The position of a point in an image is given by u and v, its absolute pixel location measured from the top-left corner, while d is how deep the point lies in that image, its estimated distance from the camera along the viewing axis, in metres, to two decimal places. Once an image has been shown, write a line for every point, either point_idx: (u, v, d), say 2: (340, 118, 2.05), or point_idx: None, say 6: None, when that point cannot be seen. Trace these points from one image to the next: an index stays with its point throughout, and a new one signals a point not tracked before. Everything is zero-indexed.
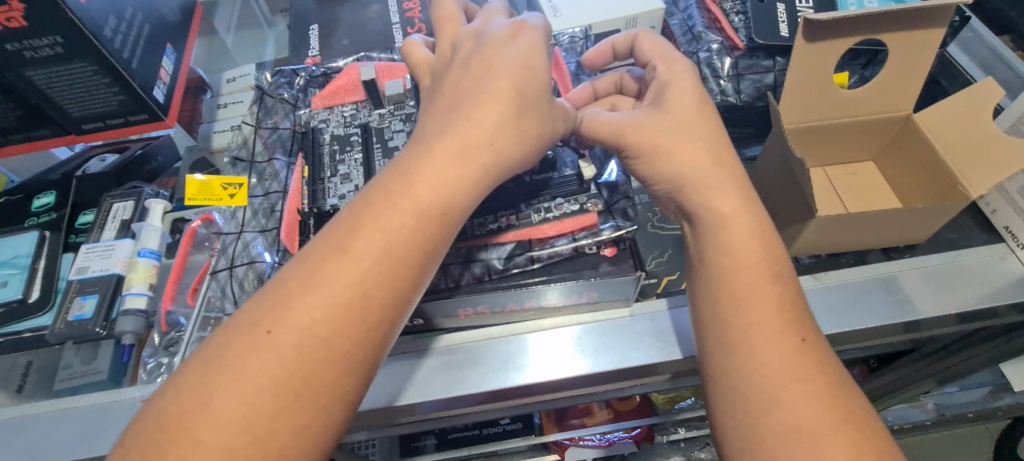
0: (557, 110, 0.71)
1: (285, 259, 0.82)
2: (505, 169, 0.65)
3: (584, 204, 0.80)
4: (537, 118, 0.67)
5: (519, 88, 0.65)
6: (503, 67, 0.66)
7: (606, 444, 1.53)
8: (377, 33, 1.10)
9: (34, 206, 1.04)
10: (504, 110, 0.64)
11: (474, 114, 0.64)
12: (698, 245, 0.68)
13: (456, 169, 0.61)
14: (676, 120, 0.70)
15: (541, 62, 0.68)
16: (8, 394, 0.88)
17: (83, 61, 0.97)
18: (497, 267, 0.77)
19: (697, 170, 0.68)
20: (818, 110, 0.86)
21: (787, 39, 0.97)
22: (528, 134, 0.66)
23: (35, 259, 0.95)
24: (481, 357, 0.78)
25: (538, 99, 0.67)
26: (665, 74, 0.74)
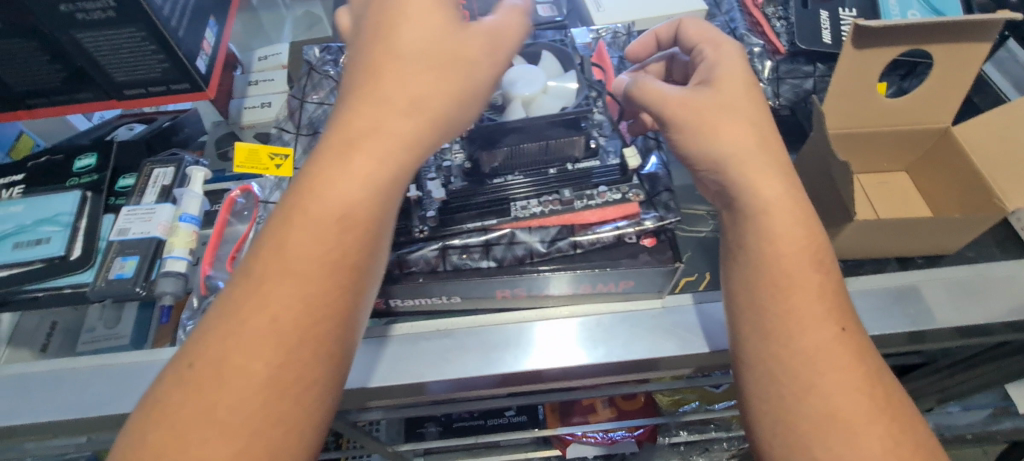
0: (474, 55, 0.66)
1: None
2: (436, 121, 0.64)
3: (626, 193, 0.80)
4: (462, 69, 0.65)
5: (418, 47, 0.63)
6: (392, 56, 0.62)
7: (608, 442, 1.55)
8: None
9: (75, 167, 1.04)
10: (421, 70, 0.63)
11: (387, 89, 0.62)
12: (739, 230, 0.69)
13: (383, 153, 0.61)
14: (724, 104, 0.70)
15: (437, 39, 0.63)
16: (33, 350, 1.04)
17: (132, 26, 0.98)
18: (541, 250, 0.78)
19: (744, 156, 0.68)
20: (857, 118, 0.88)
21: (830, 46, 0.97)
22: (454, 81, 0.64)
23: (78, 217, 0.95)
24: (458, 345, 0.78)
25: (442, 78, 0.63)
26: (711, 58, 0.73)
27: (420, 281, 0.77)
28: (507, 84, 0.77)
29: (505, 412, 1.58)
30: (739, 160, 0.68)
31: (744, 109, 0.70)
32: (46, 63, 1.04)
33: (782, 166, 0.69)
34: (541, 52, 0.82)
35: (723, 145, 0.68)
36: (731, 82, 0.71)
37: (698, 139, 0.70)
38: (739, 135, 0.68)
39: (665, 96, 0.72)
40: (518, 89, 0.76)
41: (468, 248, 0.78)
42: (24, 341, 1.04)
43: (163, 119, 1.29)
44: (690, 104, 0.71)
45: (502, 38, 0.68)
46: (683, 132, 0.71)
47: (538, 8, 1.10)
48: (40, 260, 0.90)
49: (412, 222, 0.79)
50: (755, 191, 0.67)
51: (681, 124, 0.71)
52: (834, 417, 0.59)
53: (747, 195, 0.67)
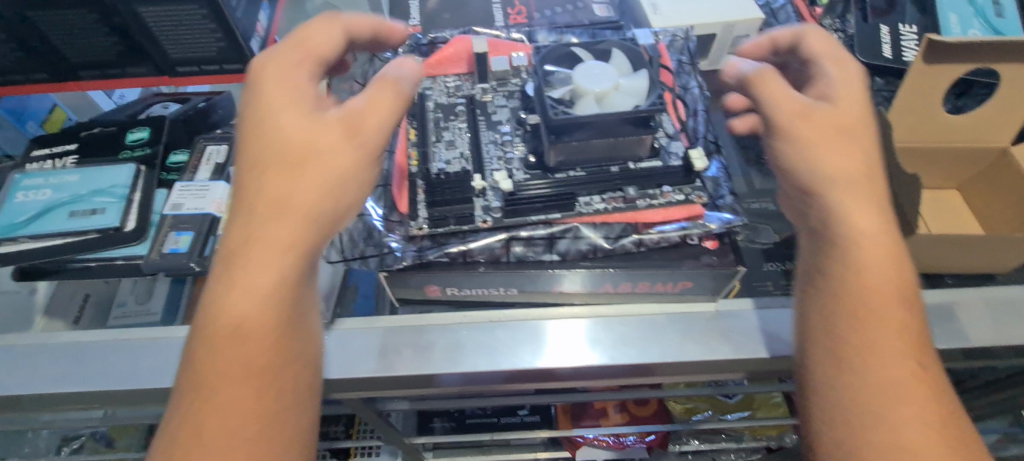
0: (339, 144, 0.66)
1: (392, 216, 0.82)
2: (316, 215, 0.65)
3: (689, 195, 0.81)
4: (326, 157, 0.65)
5: (277, 154, 0.64)
6: (257, 173, 0.64)
7: (619, 446, 1.54)
8: (477, 12, 1.12)
9: (127, 140, 1.04)
10: (286, 175, 0.64)
11: (257, 202, 0.64)
12: (822, 257, 0.68)
13: (269, 257, 0.62)
14: (842, 123, 0.69)
15: (295, 144, 0.64)
16: (67, 322, 1.04)
17: (194, 3, 0.98)
18: (605, 246, 0.79)
19: (853, 180, 0.68)
20: (916, 132, 0.88)
21: (891, 60, 0.98)
22: (324, 171, 0.65)
23: (132, 190, 0.95)
24: (449, 338, 0.79)
25: (308, 179, 0.64)
26: (833, 74, 0.72)
27: (482, 270, 0.78)
28: (578, 80, 0.77)
29: (518, 411, 1.57)
30: (846, 183, 0.67)
31: (860, 134, 0.70)
32: (104, 35, 1.04)
33: (881, 198, 0.68)
34: (611, 50, 0.83)
35: (828, 166, 0.68)
36: (848, 101, 0.71)
37: (801, 152, 0.69)
38: (852, 159, 0.68)
39: (784, 101, 0.71)
40: (590, 85, 0.76)
41: (528, 240, 0.80)
42: (58, 312, 1.05)
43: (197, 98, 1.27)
44: (807, 117, 0.69)
45: (364, 121, 0.68)
46: (790, 142, 0.70)
47: (595, 8, 1.11)
48: (94, 230, 0.90)
49: (476, 211, 0.81)
50: (848, 220, 0.66)
51: (792, 134, 0.70)
52: (902, 450, 0.59)
53: (842, 226, 0.67)
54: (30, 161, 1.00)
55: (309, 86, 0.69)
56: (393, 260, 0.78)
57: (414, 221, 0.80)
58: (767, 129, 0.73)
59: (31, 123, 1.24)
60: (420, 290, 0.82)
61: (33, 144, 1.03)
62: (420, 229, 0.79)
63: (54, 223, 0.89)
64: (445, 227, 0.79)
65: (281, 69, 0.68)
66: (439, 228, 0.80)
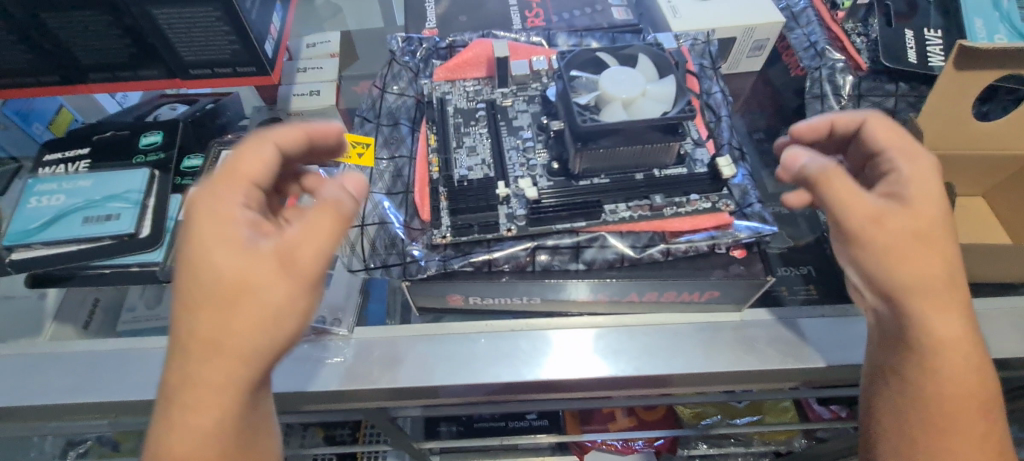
0: (269, 278, 0.54)
1: (413, 223, 0.82)
2: (250, 357, 0.54)
3: (716, 203, 0.80)
4: (256, 298, 0.53)
5: (202, 297, 0.53)
6: (186, 306, 0.54)
7: (629, 451, 1.50)
8: (493, 15, 1.11)
9: (140, 144, 1.02)
10: (212, 323, 0.53)
11: (184, 342, 0.54)
12: (896, 356, 0.66)
13: (201, 412, 0.54)
14: (922, 228, 0.61)
15: (222, 274, 0.53)
16: (76, 327, 1.00)
17: (208, 5, 0.95)
18: (632, 255, 0.77)
19: (933, 292, 0.61)
20: (948, 140, 0.87)
21: (917, 66, 0.97)
22: (255, 315, 0.53)
23: (146, 196, 0.93)
24: (469, 349, 0.77)
25: (239, 321, 0.53)
26: (908, 168, 0.64)
27: (507, 280, 0.77)
28: (605, 86, 0.76)
29: (526, 415, 1.53)
30: (925, 296, 0.61)
31: (940, 244, 0.61)
32: (116, 38, 1.01)
33: (966, 305, 0.63)
34: (638, 55, 0.82)
35: (909, 278, 0.61)
36: (927, 201, 0.62)
37: (876, 263, 0.61)
38: (932, 270, 0.60)
39: (862, 205, 0.61)
40: (617, 90, 0.75)
41: (554, 249, 0.78)
42: (66, 316, 1.00)
43: (205, 101, 1.25)
44: (883, 222, 0.61)
45: (299, 251, 0.55)
46: (868, 251, 0.62)
47: (613, 11, 1.09)
48: (108, 237, 0.88)
49: (500, 219, 0.80)
50: (926, 332, 0.63)
51: (867, 241, 0.61)
52: None
53: (919, 333, 0.63)
54: (42, 165, 0.99)
55: (241, 205, 0.57)
56: (417, 269, 0.77)
57: (437, 229, 0.79)
58: (834, 229, 0.64)
59: (39, 125, 1.21)
60: (442, 299, 0.81)
61: (44, 148, 1.01)
62: (443, 237, 0.78)
63: (68, 230, 0.87)
64: (470, 235, 0.78)
65: (209, 194, 0.57)
66: (463, 236, 0.78)
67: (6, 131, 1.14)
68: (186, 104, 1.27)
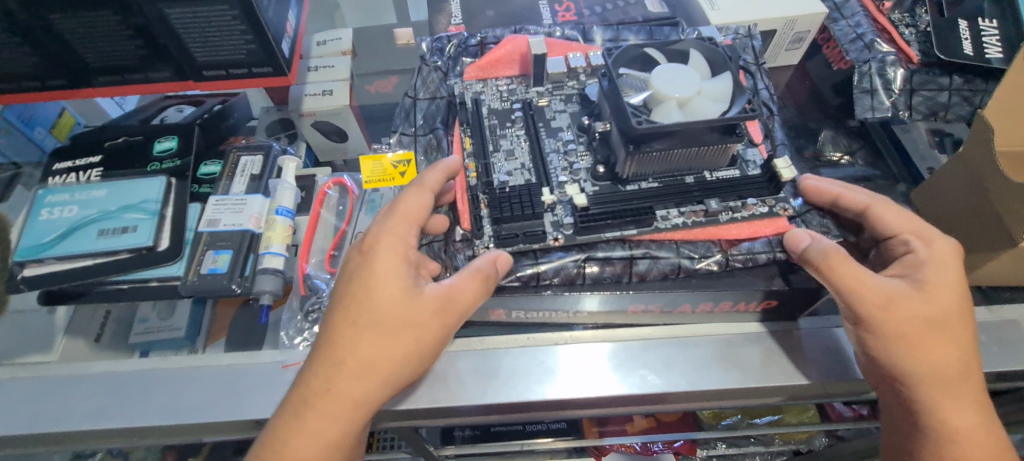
0: (430, 325, 0.66)
1: (454, 234, 0.79)
2: (390, 383, 0.66)
3: (774, 207, 0.77)
4: (413, 333, 0.66)
5: (371, 320, 0.66)
6: (358, 328, 0.66)
7: (649, 452, 1.35)
8: (521, 8, 1.06)
9: (155, 151, 0.97)
10: (374, 343, 0.65)
11: (343, 357, 0.65)
12: (912, 441, 0.67)
13: (338, 413, 0.65)
14: (934, 316, 0.63)
15: (396, 314, 0.66)
16: (86, 340, 0.93)
17: (225, 3, 0.89)
18: (688, 266, 0.75)
19: (946, 380, 0.63)
20: (1014, 136, 0.81)
21: (972, 58, 0.93)
22: (409, 346, 0.66)
23: (163, 205, 0.88)
24: (507, 363, 0.75)
25: (398, 352, 0.66)
26: (925, 254, 0.66)
27: (559, 295, 0.75)
28: (657, 85, 0.72)
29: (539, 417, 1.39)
30: (935, 382, 0.64)
31: (953, 330, 0.64)
32: (127, 38, 0.95)
33: (980, 393, 0.65)
34: (688, 51, 0.77)
35: (920, 367, 0.63)
36: (942, 290, 0.64)
37: (891, 349, 0.63)
38: (943, 357, 0.63)
39: (876, 293, 0.63)
40: (670, 90, 0.71)
41: (606, 259, 0.76)
42: (76, 330, 0.93)
43: (214, 102, 1.20)
44: (894, 308, 0.63)
45: (452, 300, 0.67)
46: (879, 336, 0.64)
47: (647, 3, 1.04)
48: (126, 250, 0.83)
49: (546, 228, 0.77)
50: (938, 420, 0.64)
51: (876, 326, 0.63)
52: None
53: (934, 420, 0.65)
54: (51, 175, 0.94)
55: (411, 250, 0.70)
56: None
57: (480, 240, 0.76)
58: (845, 312, 0.67)
59: (41, 131, 1.13)
60: (483, 313, 0.78)
61: (51, 156, 0.96)
62: (487, 248, 0.75)
63: (84, 243, 0.83)
64: (514, 245, 0.76)
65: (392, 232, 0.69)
66: (508, 246, 0.76)
67: (7, 136, 1.07)
68: (194, 105, 1.22)
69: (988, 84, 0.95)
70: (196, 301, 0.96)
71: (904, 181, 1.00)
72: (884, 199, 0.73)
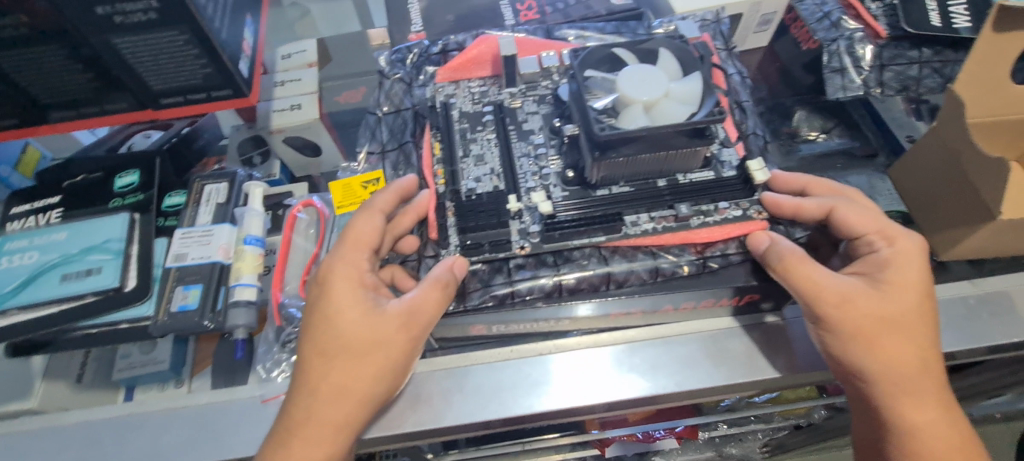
0: (397, 340, 0.66)
1: (425, 250, 0.77)
2: (368, 403, 0.66)
3: (747, 210, 0.76)
4: (381, 351, 0.65)
5: (338, 344, 0.65)
6: (327, 355, 0.65)
7: (651, 439, 1.33)
8: (482, 10, 1.03)
9: (116, 187, 0.94)
10: (345, 366, 0.65)
11: (317, 384, 0.65)
12: (878, 437, 0.67)
13: (319, 439, 0.64)
14: (893, 314, 0.63)
15: (363, 334, 0.65)
16: (67, 384, 0.85)
17: (175, 29, 0.84)
18: (664, 270, 0.74)
19: (906, 376, 0.63)
20: (986, 107, 0.79)
21: (940, 29, 0.92)
22: (378, 363, 0.65)
23: (128, 243, 0.86)
24: (492, 379, 0.73)
25: (371, 371, 0.65)
26: (886, 254, 0.67)
27: (538, 306, 0.75)
28: (623, 87, 0.70)
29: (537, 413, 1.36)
30: (896, 379, 0.63)
31: (914, 327, 0.63)
32: (78, 73, 0.90)
33: (943, 390, 0.64)
34: (659, 49, 0.75)
35: (879, 363, 0.63)
36: (902, 287, 0.64)
37: (851, 346, 0.64)
38: (902, 354, 0.63)
39: (835, 290, 0.63)
40: (637, 92, 0.69)
41: (582, 268, 0.75)
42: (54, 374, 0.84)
43: (180, 125, 1.18)
44: (849, 307, 0.63)
45: (415, 312, 0.66)
46: (836, 336, 0.64)
47: None
48: (91, 293, 0.81)
49: (512, 236, 0.75)
50: (900, 413, 0.64)
51: (834, 325, 0.64)
52: None
53: (896, 416, 0.64)
54: (10, 219, 0.90)
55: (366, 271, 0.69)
56: None
57: (446, 249, 0.75)
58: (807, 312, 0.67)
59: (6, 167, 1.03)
60: (463, 329, 0.76)
61: (13, 199, 0.92)
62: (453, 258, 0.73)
63: (47, 289, 0.80)
64: (480, 254, 0.74)
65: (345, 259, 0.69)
66: (473, 256, 0.74)
67: None
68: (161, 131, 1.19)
69: (958, 55, 0.94)
70: (178, 338, 0.90)
71: (882, 153, 0.99)
72: (847, 200, 0.73)
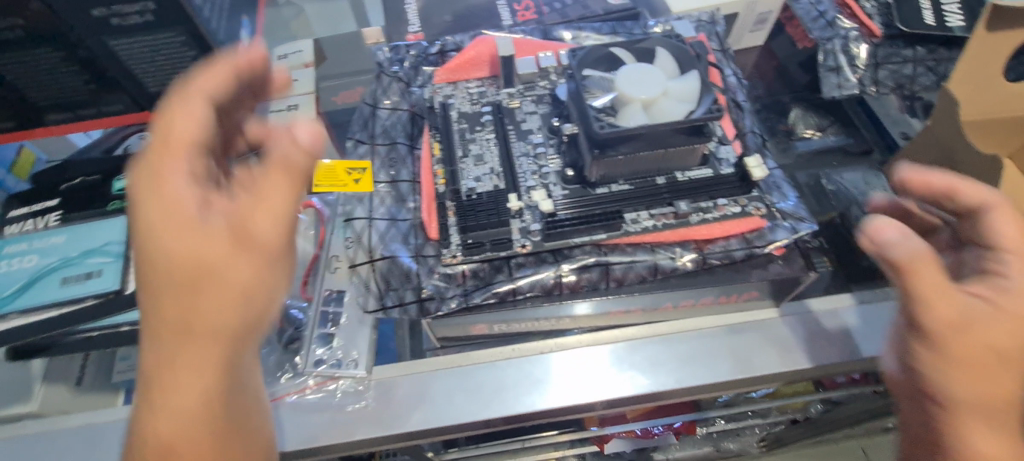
0: (246, 241, 0.51)
1: (425, 249, 0.77)
2: (232, 329, 0.52)
3: (746, 206, 0.77)
4: (218, 261, 0.50)
5: (166, 266, 0.50)
6: (159, 281, 0.50)
7: (650, 436, 1.34)
8: (479, 10, 1.03)
9: (115, 189, 0.94)
10: (182, 292, 0.50)
11: (155, 320, 0.51)
12: None
13: (184, 389, 0.50)
14: (1001, 346, 0.57)
15: (196, 242, 0.50)
16: (68, 387, 0.86)
17: (172, 30, 0.84)
18: (666, 267, 0.75)
19: (985, 410, 0.57)
20: (980, 104, 0.80)
21: (934, 27, 0.93)
22: (229, 296, 0.51)
23: (128, 246, 0.85)
24: (494, 377, 0.74)
25: (216, 287, 0.51)
26: (1015, 283, 0.59)
27: (531, 304, 0.74)
28: (621, 86, 0.70)
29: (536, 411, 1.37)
30: (973, 414, 0.57)
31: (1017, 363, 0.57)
32: (74, 75, 0.89)
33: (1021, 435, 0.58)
34: (655, 49, 0.76)
35: (972, 391, 0.57)
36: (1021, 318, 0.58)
37: (944, 366, 0.58)
38: (993, 387, 0.57)
39: (960, 311, 0.56)
40: (635, 91, 0.70)
41: (582, 266, 0.75)
42: (55, 376, 0.86)
43: None
44: (966, 328, 0.57)
45: (255, 228, 0.52)
46: (940, 352, 0.57)
47: None
48: (91, 297, 0.80)
49: (514, 235, 0.75)
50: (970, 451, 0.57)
51: (944, 343, 0.57)
52: None
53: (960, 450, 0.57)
54: (9, 223, 0.90)
55: (184, 179, 0.52)
56: (436, 306, 0.73)
57: (447, 249, 0.75)
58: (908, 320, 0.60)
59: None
60: (465, 328, 0.78)
61: (13, 202, 0.93)
62: (454, 257, 0.74)
63: (47, 293, 0.80)
64: (482, 253, 0.75)
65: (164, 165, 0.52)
66: (475, 255, 0.74)
67: None
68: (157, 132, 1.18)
69: (952, 53, 0.95)
70: None
71: (877, 150, 1.01)
72: (1008, 201, 0.62)
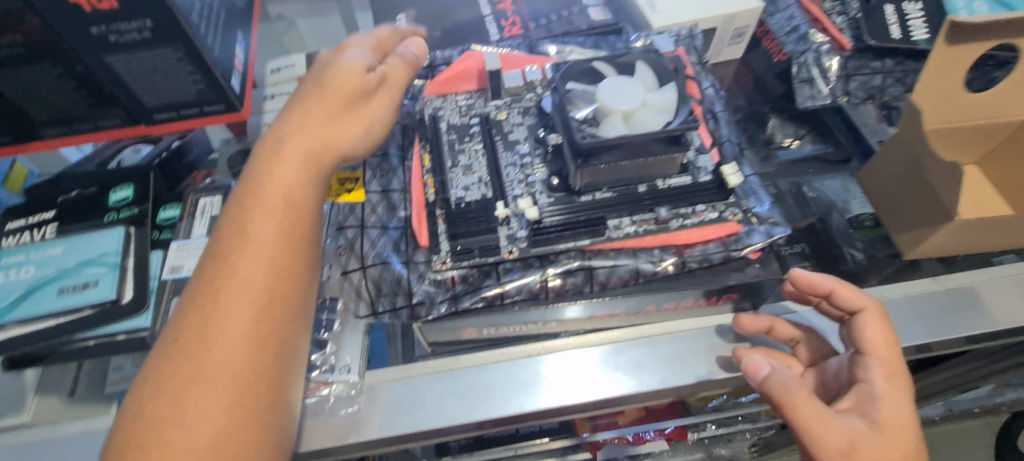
0: (379, 87, 0.79)
1: (416, 255, 0.81)
2: (345, 137, 0.76)
3: (723, 212, 0.80)
4: (358, 86, 0.77)
5: (328, 81, 0.76)
6: (321, 83, 0.76)
7: (641, 443, 1.34)
8: (468, 25, 1.07)
9: (111, 201, 0.96)
10: (333, 97, 0.76)
11: (307, 108, 0.75)
12: None
13: (303, 161, 0.72)
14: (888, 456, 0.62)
15: (351, 70, 0.77)
16: (59, 397, 0.86)
17: (168, 46, 0.86)
18: (648, 271, 0.78)
19: None
20: (943, 113, 0.84)
21: (900, 41, 0.98)
22: (359, 124, 0.77)
23: (125, 256, 0.87)
24: (483, 379, 0.75)
25: (353, 100, 0.77)
26: (878, 390, 0.65)
27: (519, 309, 0.78)
28: (603, 98, 0.74)
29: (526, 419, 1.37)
30: None
31: None
32: (73, 91, 0.91)
33: None
34: (635, 63, 0.80)
35: None
36: (897, 427, 0.63)
37: None
38: None
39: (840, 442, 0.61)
40: (616, 103, 0.73)
41: (568, 270, 0.78)
42: (47, 388, 0.86)
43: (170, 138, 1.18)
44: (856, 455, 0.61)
45: (390, 80, 0.80)
46: None
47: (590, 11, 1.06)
48: (88, 307, 0.82)
49: (501, 241, 0.79)
50: None
51: None
52: None
53: None
54: (3, 236, 0.91)
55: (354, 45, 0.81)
56: (427, 310, 0.77)
57: (438, 254, 0.79)
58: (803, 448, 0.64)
59: None
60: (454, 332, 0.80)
61: (3, 216, 0.93)
62: (444, 263, 0.78)
63: (44, 303, 0.82)
64: (470, 259, 0.78)
65: (314, 85, 0.77)
66: (464, 261, 0.78)
67: None
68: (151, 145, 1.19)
69: (919, 64, 0.99)
70: None
71: (854, 158, 1.05)
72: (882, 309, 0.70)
